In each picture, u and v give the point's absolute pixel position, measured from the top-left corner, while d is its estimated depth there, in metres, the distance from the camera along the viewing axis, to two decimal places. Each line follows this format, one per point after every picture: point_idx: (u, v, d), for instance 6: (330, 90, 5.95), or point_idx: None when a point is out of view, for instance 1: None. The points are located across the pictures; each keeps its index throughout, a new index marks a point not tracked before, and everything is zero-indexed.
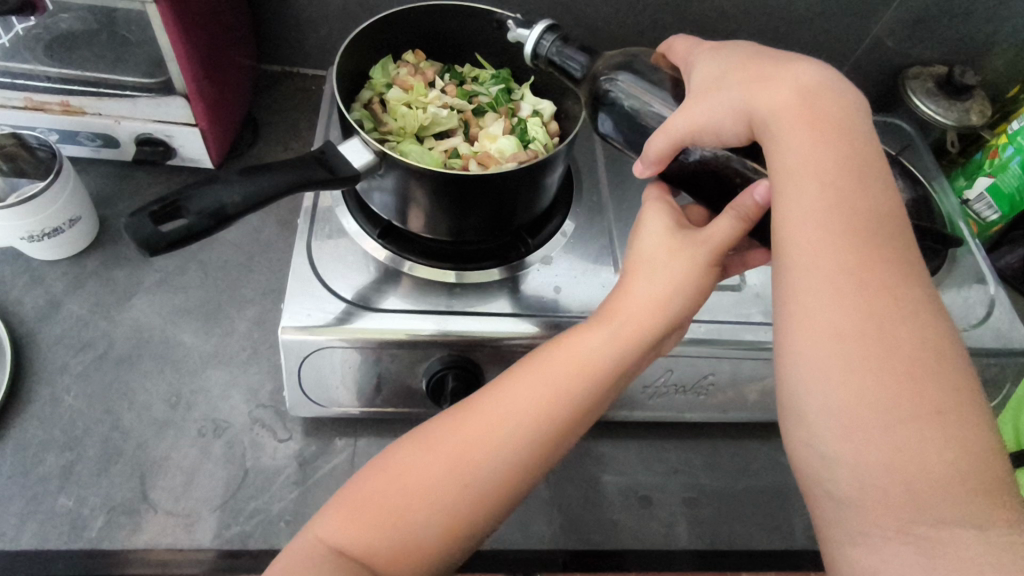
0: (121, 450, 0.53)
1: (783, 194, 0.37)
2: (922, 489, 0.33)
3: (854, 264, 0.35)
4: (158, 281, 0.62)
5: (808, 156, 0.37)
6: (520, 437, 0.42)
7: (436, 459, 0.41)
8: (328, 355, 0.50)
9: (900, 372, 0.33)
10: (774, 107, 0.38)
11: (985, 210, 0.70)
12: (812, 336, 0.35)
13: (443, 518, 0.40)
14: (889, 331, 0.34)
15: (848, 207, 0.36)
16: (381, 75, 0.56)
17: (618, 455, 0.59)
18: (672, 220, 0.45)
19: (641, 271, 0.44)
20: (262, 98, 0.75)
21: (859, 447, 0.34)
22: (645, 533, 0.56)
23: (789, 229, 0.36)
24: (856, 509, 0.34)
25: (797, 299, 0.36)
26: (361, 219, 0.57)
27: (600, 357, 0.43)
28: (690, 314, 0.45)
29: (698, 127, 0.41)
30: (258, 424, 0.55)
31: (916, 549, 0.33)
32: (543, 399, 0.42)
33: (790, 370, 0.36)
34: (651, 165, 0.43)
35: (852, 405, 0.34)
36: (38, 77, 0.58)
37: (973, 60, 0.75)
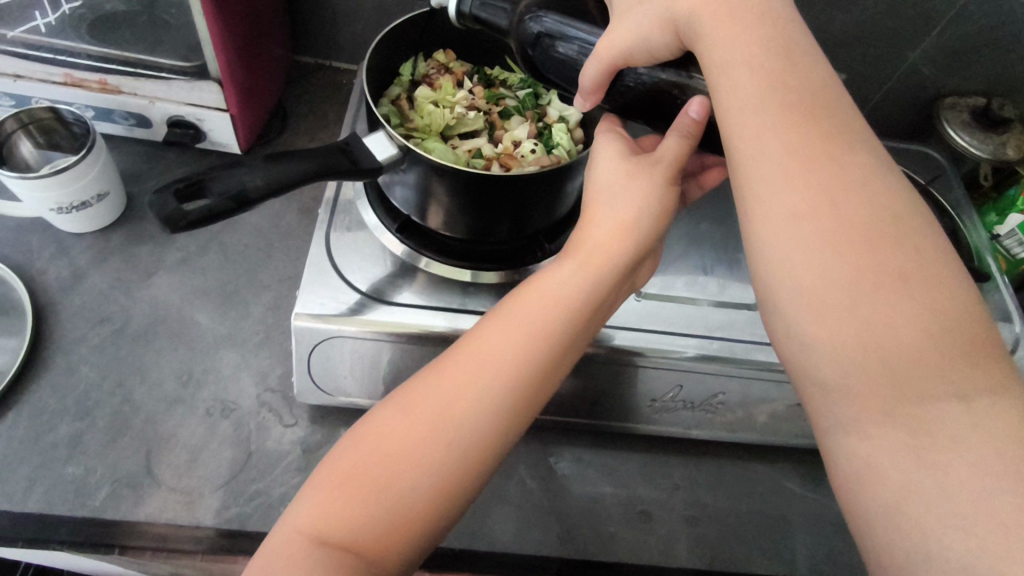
0: (130, 422, 0.54)
1: (720, 90, 0.38)
2: (899, 360, 0.33)
3: (801, 146, 0.36)
4: (178, 261, 0.63)
5: (734, 48, 0.37)
6: (496, 356, 0.41)
7: (418, 417, 0.40)
8: (338, 344, 0.50)
9: (855, 241, 0.34)
10: (695, 6, 0.38)
11: (1015, 245, 0.69)
12: (768, 227, 0.36)
13: (412, 437, 0.40)
14: (842, 203, 0.35)
15: (781, 88, 0.37)
16: (410, 73, 0.56)
17: (621, 467, 0.59)
18: (627, 148, 0.47)
19: (600, 199, 0.45)
20: (293, 89, 0.76)
21: (831, 327, 0.34)
22: (644, 549, 0.55)
23: (736, 125, 0.37)
24: (844, 398, 0.35)
25: (758, 188, 0.36)
26: (381, 213, 0.57)
27: (567, 283, 0.44)
28: (656, 239, 0.46)
29: (627, 47, 0.40)
30: (265, 408, 0.56)
31: (904, 430, 0.33)
32: (522, 323, 0.42)
33: (761, 270, 0.37)
34: (590, 95, 0.43)
35: (817, 285, 0.34)
36: (80, 55, 0.60)
37: (1012, 93, 0.73)
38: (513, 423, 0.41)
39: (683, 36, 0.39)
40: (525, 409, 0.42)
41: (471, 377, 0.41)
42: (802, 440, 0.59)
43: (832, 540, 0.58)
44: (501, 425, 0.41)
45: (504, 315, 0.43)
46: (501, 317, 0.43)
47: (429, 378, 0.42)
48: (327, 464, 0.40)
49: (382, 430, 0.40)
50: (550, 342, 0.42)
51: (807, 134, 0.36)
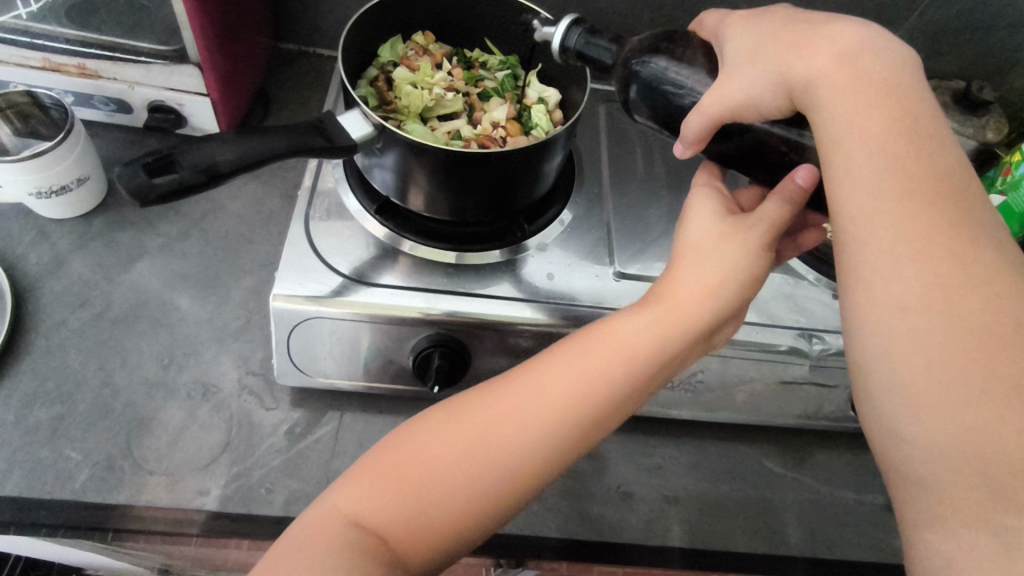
0: (112, 405, 0.54)
1: (833, 160, 0.37)
2: (1008, 475, 0.30)
3: (918, 232, 0.34)
4: (160, 246, 0.63)
5: (852, 123, 0.36)
6: (563, 418, 0.41)
7: (466, 442, 0.40)
8: (317, 325, 0.51)
9: (973, 344, 0.32)
10: (811, 73, 0.37)
11: None
12: (870, 305, 0.35)
13: (471, 476, 0.39)
14: (959, 300, 0.33)
15: (903, 170, 0.35)
16: (389, 54, 0.56)
17: (602, 448, 0.59)
18: (721, 207, 0.44)
19: (687, 257, 0.43)
20: (274, 75, 0.76)
21: (931, 426, 0.32)
22: (625, 528, 0.56)
23: (843, 199, 0.36)
24: (934, 499, 0.33)
25: (861, 266, 0.35)
26: (361, 196, 0.57)
27: (642, 337, 0.42)
28: (743, 303, 0.44)
29: (739, 104, 0.40)
30: (246, 391, 0.56)
31: (999, 544, 0.30)
32: (590, 381, 0.41)
33: (857, 345, 0.36)
34: (690, 145, 0.42)
35: (922, 381, 0.33)
36: (57, 39, 0.59)
37: (992, 77, 0.74)
38: (553, 470, 0.41)
39: (797, 100, 0.39)
40: (568, 454, 0.41)
41: (523, 420, 0.41)
42: (781, 419, 0.60)
43: (812, 517, 0.59)
44: (545, 469, 0.41)
45: (571, 362, 0.42)
46: (568, 364, 0.42)
47: (486, 414, 0.41)
48: (368, 467, 0.40)
49: (432, 450, 0.40)
50: (612, 401, 0.42)
51: (929, 222, 0.34)
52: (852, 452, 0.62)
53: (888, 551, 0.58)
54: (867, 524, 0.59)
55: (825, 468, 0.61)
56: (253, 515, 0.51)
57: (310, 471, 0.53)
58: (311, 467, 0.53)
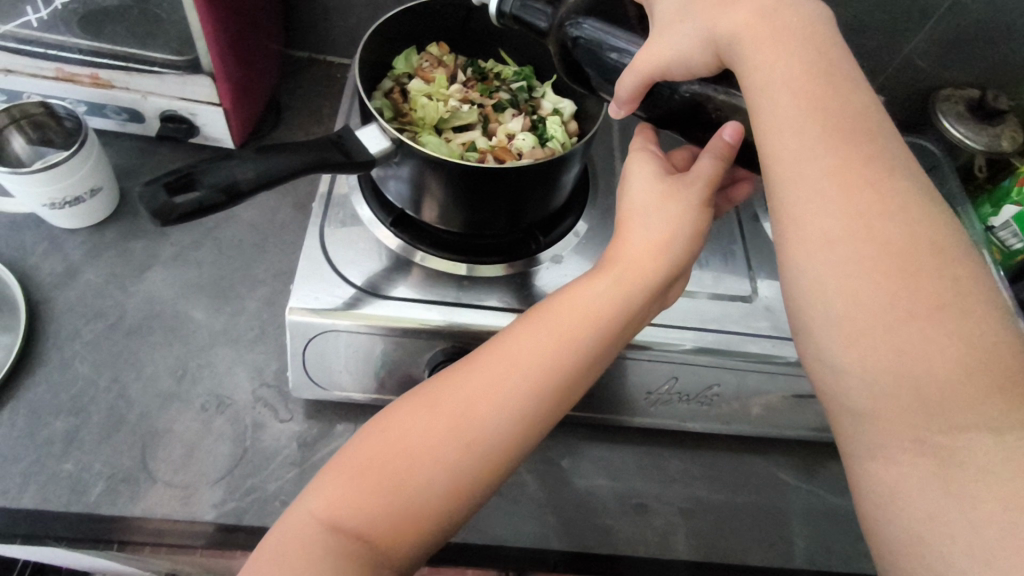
0: (125, 417, 0.54)
1: (761, 109, 0.37)
2: (930, 388, 0.33)
3: (839, 169, 0.35)
4: (173, 256, 0.62)
5: (774, 70, 0.36)
6: (526, 380, 0.41)
7: (434, 415, 0.40)
8: (333, 338, 0.50)
9: (894, 270, 0.33)
10: (735, 27, 0.38)
11: (1009, 237, 0.67)
12: (808, 251, 0.35)
13: (437, 438, 0.40)
14: (880, 230, 0.34)
15: (821, 110, 0.36)
16: (404, 66, 0.56)
17: (616, 460, 0.59)
18: (659, 167, 0.46)
19: (634, 218, 0.45)
20: (285, 83, 0.75)
21: (864, 354, 0.34)
22: (640, 541, 0.55)
23: (772, 148, 0.37)
24: (873, 423, 0.35)
25: (793, 211, 0.36)
26: (375, 207, 0.57)
27: (601, 300, 0.43)
28: (690, 258, 0.45)
29: (664, 65, 0.40)
30: (260, 403, 0.56)
31: (933, 460, 0.33)
32: (549, 344, 0.42)
33: (794, 287, 0.37)
34: (624, 104, 0.42)
35: (852, 314, 0.34)
36: (71, 50, 0.59)
37: (1009, 86, 0.73)
38: (533, 434, 0.41)
39: (724, 57, 0.39)
40: (545, 415, 0.42)
41: (489, 381, 0.41)
42: (796, 431, 0.60)
43: (828, 530, 0.58)
44: (518, 437, 0.41)
45: (531, 328, 0.42)
46: (529, 330, 0.42)
47: (450, 391, 0.41)
48: (339, 466, 0.40)
49: (400, 435, 0.40)
50: (573, 355, 0.42)
51: (848, 158, 0.35)
52: None
53: None
54: None
55: (840, 481, 0.61)
56: (268, 529, 0.51)
57: None
58: None
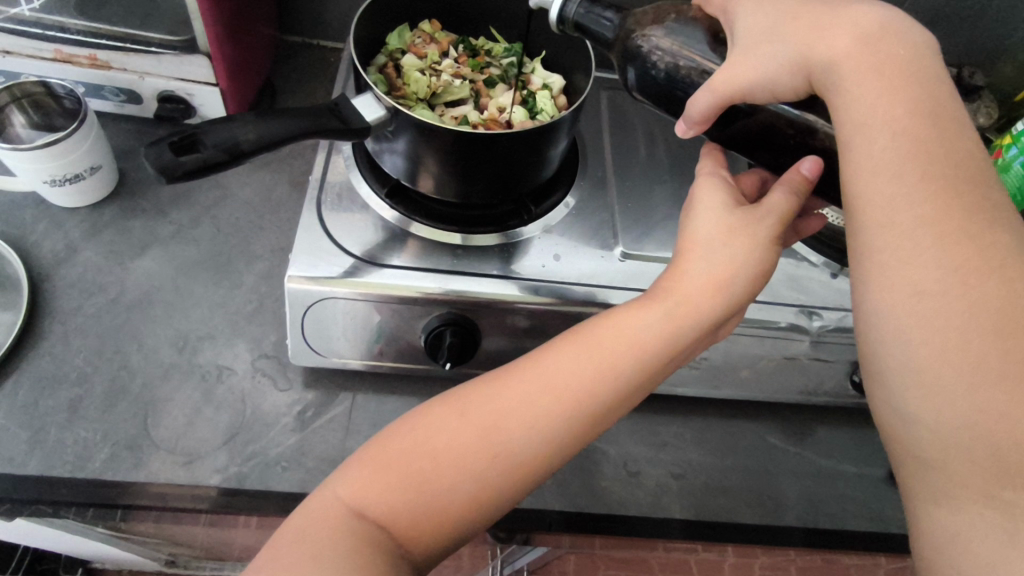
0: (129, 387, 0.55)
1: (855, 146, 0.38)
2: (1010, 449, 0.35)
3: (934, 220, 0.37)
4: (172, 233, 0.64)
5: (876, 107, 0.38)
6: (575, 411, 0.42)
7: (467, 427, 0.41)
8: (331, 306, 0.52)
9: (983, 328, 0.35)
10: (834, 53, 0.38)
11: None
12: (893, 292, 0.37)
13: (499, 466, 0.41)
14: (975, 288, 0.36)
15: (923, 156, 0.37)
16: (397, 42, 0.57)
17: (608, 425, 0.61)
18: (730, 200, 0.44)
19: (695, 250, 0.43)
20: (280, 67, 0.77)
21: (942, 405, 0.36)
22: (632, 501, 0.57)
23: (861, 187, 0.38)
24: (940, 470, 0.37)
25: (881, 255, 0.38)
26: (372, 181, 0.58)
27: (650, 332, 0.43)
28: (749, 296, 0.44)
29: (747, 86, 0.40)
30: (260, 373, 0.57)
31: (999, 513, 0.35)
32: (594, 371, 0.42)
33: (873, 328, 0.39)
34: (693, 124, 0.43)
35: (936, 362, 0.36)
36: (69, 30, 0.60)
37: (986, 63, 0.76)
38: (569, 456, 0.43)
39: (815, 82, 0.40)
40: (578, 441, 0.43)
41: (527, 406, 0.42)
42: (781, 395, 0.61)
43: (815, 490, 0.60)
44: (547, 453, 0.42)
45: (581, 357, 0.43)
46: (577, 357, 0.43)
47: (495, 414, 0.42)
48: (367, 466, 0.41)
49: (433, 446, 0.41)
50: (620, 386, 0.43)
51: (946, 209, 0.37)
52: (851, 428, 0.64)
53: (887, 521, 0.60)
54: (867, 495, 0.61)
55: (826, 443, 0.63)
56: (270, 492, 0.52)
57: (325, 449, 0.54)
58: (326, 445, 0.54)
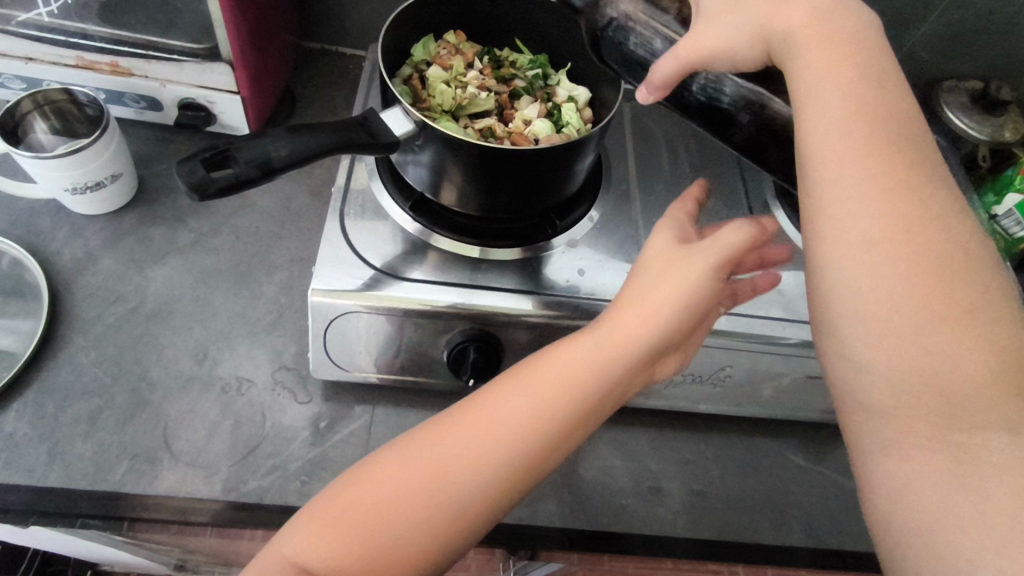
0: (148, 397, 0.54)
1: (808, 105, 0.39)
2: (954, 389, 0.34)
3: (880, 171, 0.37)
4: (191, 242, 0.63)
5: (825, 66, 0.38)
6: (524, 434, 0.40)
7: (412, 468, 0.39)
8: (353, 320, 0.51)
9: (928, 275, 0.35)
10: (789, 22, 0.39)
11: (1013, 225, 0.69)
12: (842, 246, 0.37)
13: (447, 479, 0.39)
14: (919, 237, 0.36)
15: (869, 112, 0.37)
16: (422, 53, 0.57)
17: (629, 442, 0.60)
18: (678, 233, 0.44)
19: (636, 278, 0.43)
20: (299, 74, 0.76)
21: (890, 351, 0.35)
22: (653, 520, 0.56)
23: (810, 143, 0.38)
24: (888, 419, 0.36)
25: (830, 208, 0.37)
26: (394, 192, 0.58)
27: (585, 360, 0.41)
28: (686, 330, 0.43)
29: (710, 53, 0.40)
30: (280, 385, 0.57)
31: (948, 456, 0.34)
32: (545, 398, 0.40)
33: (825, 282, 0.37)
34: (656, 90, 0.41)
35: (883, 311, 0.36)
36: (92, 38, 0.60)
37: (1012, 76, 0.75)
38: (540, 469, 0.40)
39: (775, 53, 0.40)
40: (530, 474, 0.40)
41: (474, 433, 0.40)
42: (804, 413, 0.61)
43: (838, 510, 0.59)
44: (496, 488, 0.39)
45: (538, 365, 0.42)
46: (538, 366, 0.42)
47: (456, 430, 0.40)
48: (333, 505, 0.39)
49: (381, 489, 0.39)
50: (567, 409, 0.40)
51: (890, 161, 0.37)
52: None
53: None
54: None
55: (849, 461, 0.62)
56: (288, 508, 0.51)
57: (344, 464, 0.54)
58: (346, 460, 0.54)
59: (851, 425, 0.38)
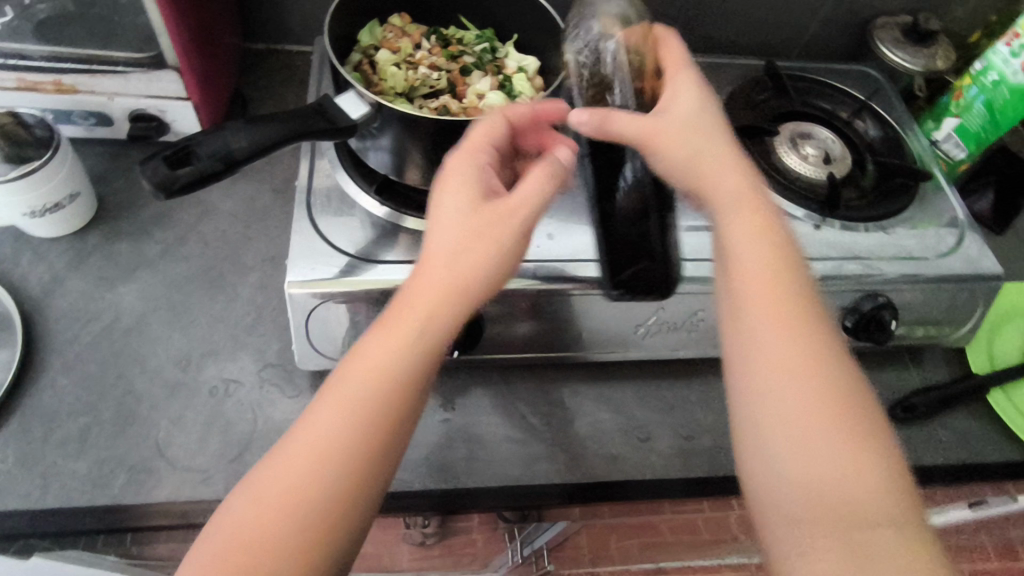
0: (132, 413, 0.54)
1: (731, 233, 0.45)
2: (850, 499, 0.37)
3: (793, 307, 0.42)
4: (159, 253, 0.63)
5: (724, 208, 0.45)
6: (360, 421, 0.37)
7: (255, 509, 0.36)
8: (333, 307, 0.52)
9: (828, 400, 0.39)
10: (719, 160, 0.47)
11: (953, 148, 0.72)
12: (761, 359, 0.41)
13: (312, 499, 0.36)
14: (821, 368, 0.40)
15: (782, 259, 0.44)
16: (369, 38, 0.57)
17: (615, 395, 0.62)
18: (471, 196, 0.42)
19: (431, 249, 0.41)
20: (248, 76, 0.76)
21: (800, 455, 0.38)
22: (645, 466, 0.59)
23: (735, 270, 0.44)
24: (794, 523, 0.37)
25: (751, 331, 0.42)
26: (357, 178, 0.58)
27: (388, 342, 0.39)
28: (490, 287, 0.41)
29: (659, 137, 0.46)
30: (267, 383, 0.57)
31: (845, 560, 0.35)
32: (372, 382, 0.38)
33: (750, 390, 0.41)
34: (592, 121, 0.46)
35: (791, 417, 0.39)
36: (30, 57, 0.59)
37: (939, 8, 0.78)
38: (398, 445, 0.38)
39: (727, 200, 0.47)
40: (385, 457, 0.38)
41: (317, 446, 0.37)
42: None
43: None
44: (357, 490, 0.37)
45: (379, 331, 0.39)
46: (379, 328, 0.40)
47: (324, 419, 0.37)
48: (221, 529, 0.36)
49: (240, 532, 0.35)
50: (392, 380, 0.38)
51: (803, 304, 0.42)
52: None
53: None
54: None
55: None
56: None
57: None
58: None
59: (772, 529, 0.38)
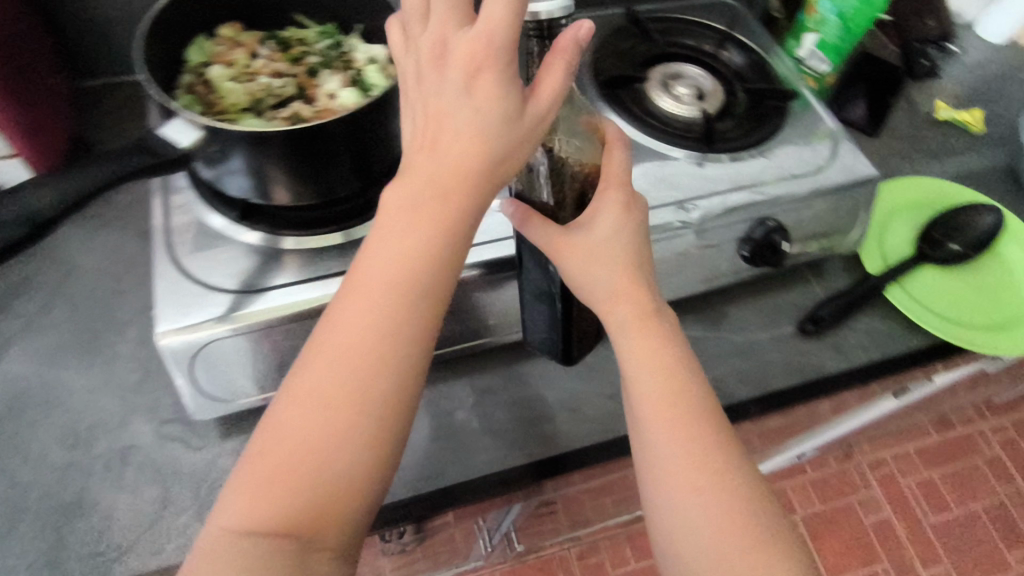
0: (15, 502, 0.50)
1: (630, 371, 0.42)
2: None
3: (701, 431, 0.41)
4: (21, 328, 0.58)
5: (634, 349, 0.42)
6: (409, 308, 0.36)
7: (306, 406, 0.35)
8: (218, 347, 0.49)
9: (740, 524, 0.39)
10: (615, 277, 0.42)
11: (817, 64, 0.73)
12: (672, 491, 0.40)
13: (371, 390, 0.35)
14: (734, 486, 0.40)
15: (681, 383, 0.42)
16: (197, 55, 0.53)
17: (537, 370, 0.62)
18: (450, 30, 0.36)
19: (443, 109, 0.36)
20: (85, 115, 0.69)
21: None
22: (579, 434, 0.58)
23: (639, 409, 0.42)
24: None
25: (662, 469, 0.40)
26: (221, 209, 0.54)
27: (421, 234, 0.36)
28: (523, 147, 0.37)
29: (563, 242, 0.43)
30: (169, 440, 0.53)
31: None
32: (398, 262, 0.36)
33: (665, 524, 0.40)
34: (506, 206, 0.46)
35: (711, 548, 0.38)
36: None
37: None
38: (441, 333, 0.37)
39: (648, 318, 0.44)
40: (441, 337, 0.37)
41: (349, 335, 0.36)
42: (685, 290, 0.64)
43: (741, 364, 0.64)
44: (416, 366, 0.36)
45: (392, 257, 0.36)
46: (395, 251, 0.36)
47: (385, 372, 0.35)
48: (261, 528, 0.34)
49: (290, 436, 0.35)
50: (420, 279, 0.36)
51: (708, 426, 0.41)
52: (754, 298, 0.68)
53: (807, 371, 0.64)
54: (784, 353, 0.65)
55: (738, 318, 0.67)
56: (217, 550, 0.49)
57: None
58: None
59: None
